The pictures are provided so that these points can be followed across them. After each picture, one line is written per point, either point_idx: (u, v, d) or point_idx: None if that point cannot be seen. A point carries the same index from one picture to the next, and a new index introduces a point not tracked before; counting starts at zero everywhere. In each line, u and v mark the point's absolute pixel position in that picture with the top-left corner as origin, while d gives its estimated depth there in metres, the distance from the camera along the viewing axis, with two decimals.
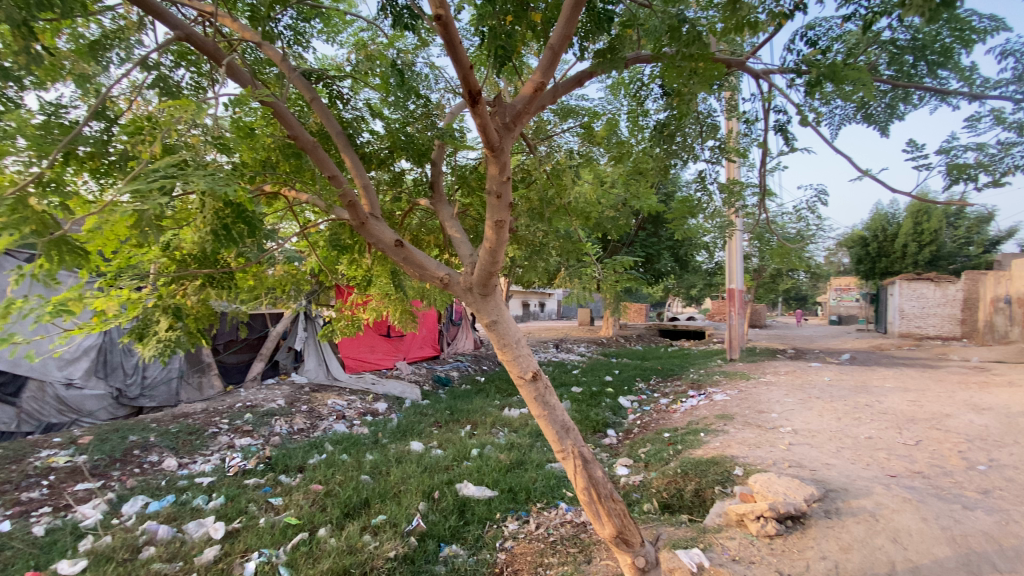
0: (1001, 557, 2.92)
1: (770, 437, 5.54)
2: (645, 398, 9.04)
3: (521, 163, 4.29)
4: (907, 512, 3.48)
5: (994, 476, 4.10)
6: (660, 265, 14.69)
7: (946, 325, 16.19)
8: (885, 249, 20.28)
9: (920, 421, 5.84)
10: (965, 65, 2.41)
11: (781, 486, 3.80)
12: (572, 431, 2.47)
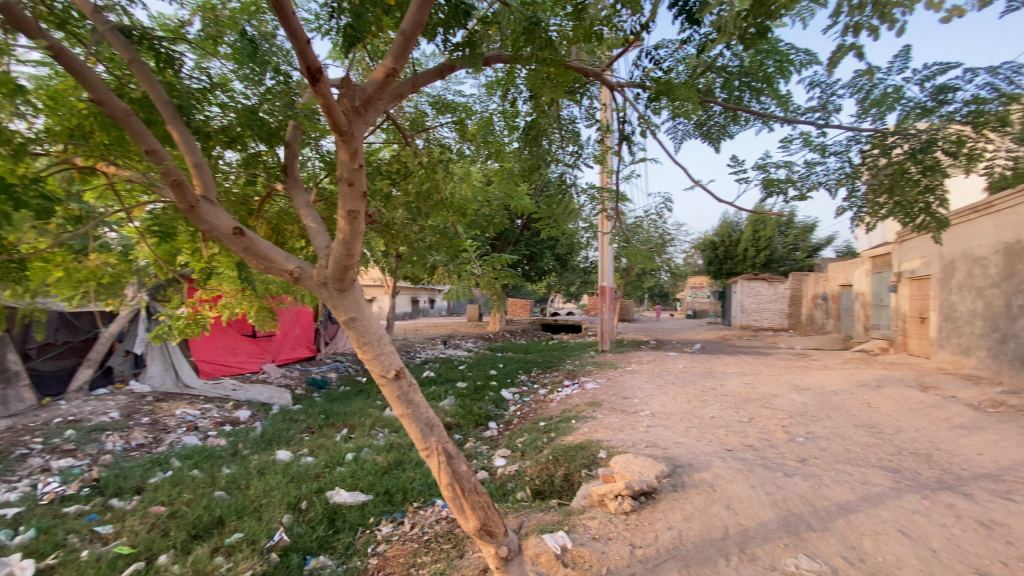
0: (810, 515, 3.45)
1: (632, 421, 6.06)
2: (526, 390, 9.36)
3: (395, 156, 4.17)
4: (739, 481, 4.00)
5: (809, 447, 4.89)
6: (544, 264, 15.31)
7: (776, 318, 19.09)
8: (730, 252, 23.34)
9: (753, 401, 6.80)
10: (782, 92, 2.78)
11: (637, 466, 4.21)
12: (437, 428, 2.39)
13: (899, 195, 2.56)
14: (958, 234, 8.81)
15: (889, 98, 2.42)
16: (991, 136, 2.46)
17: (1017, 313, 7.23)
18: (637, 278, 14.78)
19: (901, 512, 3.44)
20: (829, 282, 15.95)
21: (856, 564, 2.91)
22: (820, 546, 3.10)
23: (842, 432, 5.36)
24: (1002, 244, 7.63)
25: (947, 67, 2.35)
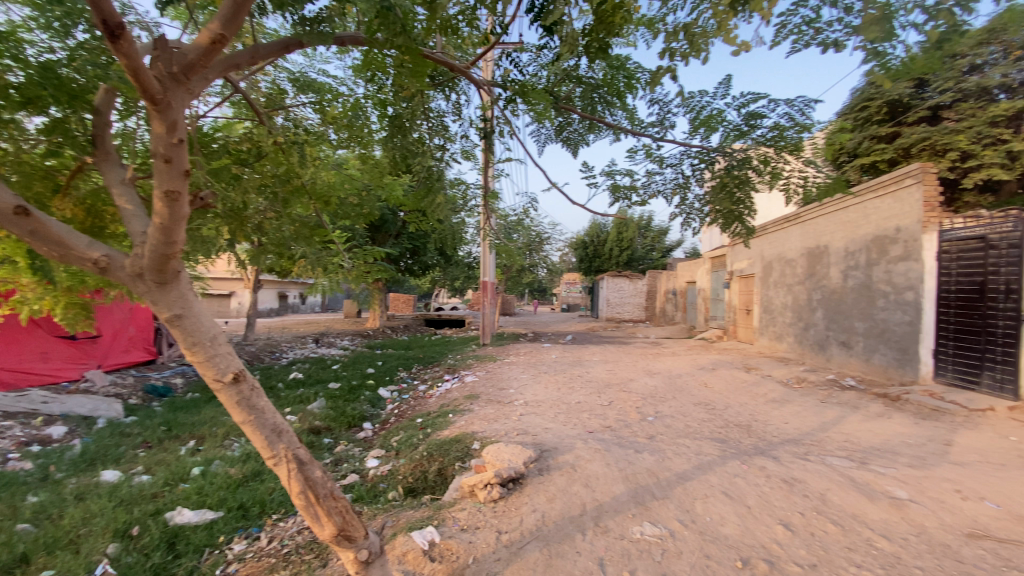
0: (655, 486, 3.87)
1: (506, 411, 6.25)
2: (405, 387, 9.15)
3: (247, 133, 3.78)
4: (596, 460, 4.34)
5: (657, 424, 5.48)
6: (425, 258, 15.11)
7: (637, 312, 21.09)
8: (599, 251, 25.27)
9: (614, 386, 7.43)
10: (630, 107, 3.04)
11: (506, 454, 4.35)
12: (285, 434, 2.22)
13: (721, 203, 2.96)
14: (776, 239, 10.47)
15: (713, 119, 2.78)
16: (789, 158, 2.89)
17: (815, 305, 8.84)
18: (516, 274, 15.27)
19: (727, 477, 4.00)
20: (678, 278, 18.05)
21: (689, 525, 3.32)
22: (662, 513, 3.48)
23: (684, 409, 6.10)
24: (806, 249, 9.24)
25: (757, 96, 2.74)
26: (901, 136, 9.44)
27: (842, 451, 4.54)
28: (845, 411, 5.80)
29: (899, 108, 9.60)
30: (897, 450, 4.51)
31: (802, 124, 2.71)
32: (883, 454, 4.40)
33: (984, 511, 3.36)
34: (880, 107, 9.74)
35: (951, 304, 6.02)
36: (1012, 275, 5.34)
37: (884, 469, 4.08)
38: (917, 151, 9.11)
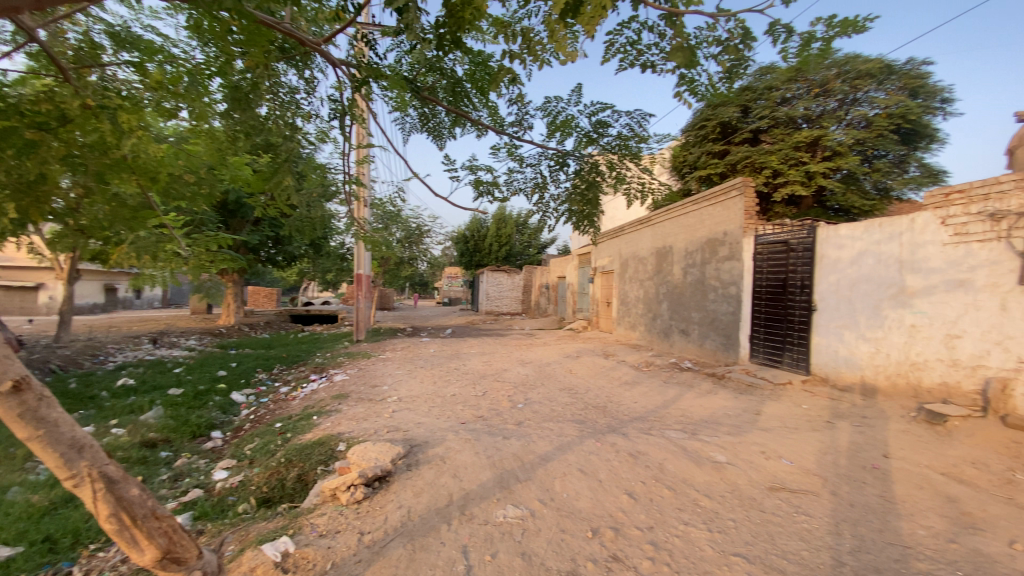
0: (519, 469, 4.05)
1: (377, 408, 6.05)
2: (263, 390, 8.36)
3: (44, 90, 3.12)
4: (465, 450, 4.42)
5: (526, 411, 5.75)
6: (291, 249, 13.93)
7: (513, 305, 21.80)
8: (478, 245, 25.65)
9: (488, 376, 7.62)
10: (492, 105, 3.12)
11: (374, 453, 4.20)
12: (88, 449, 1.87)
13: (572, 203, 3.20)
14: (632, 239, 11.57)
15: (567, 124, 2.97)
16: (632, 165, 3.21)
17: (662, 298, 9.96)
18: (393, 267, 14.80)
19: (583, 455, 4.33)
20: (552, 273, 19.04)
21: (548, 504, 3.54)
22: (524, 495, 3.66)
23: (551, 395, 6.48)
24: (656, 248, 10.35)
25: (604, 106, 3.01)
26: (730, 154, 11.06)
27: (678, 424, 5.19)
28: (682, 390, 6.65)
29: (728, 129, 11.23)
30: (720, 420, 5.29)
31: (640, 136, 3.04)
32: (710, 425, 5.13)
33: (780, 467, 4.09)
34: (715, 126, 11.31)
35: (762, 296, 7.14)
36: (804, 274, 6.39)
37: (710, 438, 4.76)
38: (741, 166, 10.73)
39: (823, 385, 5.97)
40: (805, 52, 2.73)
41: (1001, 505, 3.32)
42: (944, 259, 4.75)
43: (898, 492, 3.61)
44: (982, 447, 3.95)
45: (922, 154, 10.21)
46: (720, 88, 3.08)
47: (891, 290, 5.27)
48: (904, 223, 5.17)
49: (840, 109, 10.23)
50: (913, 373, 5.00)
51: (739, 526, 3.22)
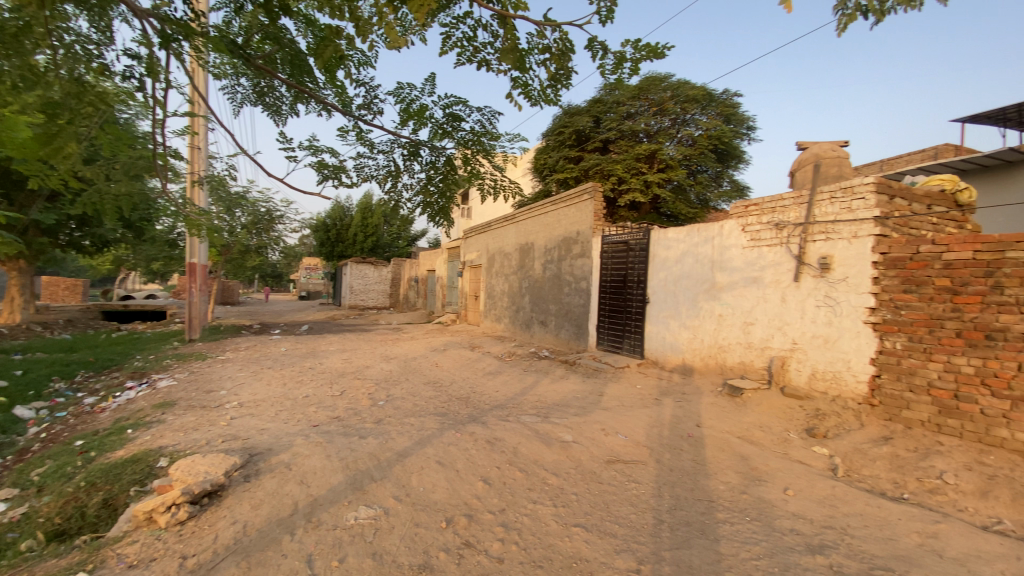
0: (374, 467, 3.88)
1: (213, 416, 5.35)
2: (60, 401, 6.87)
3: None
4: (316, 454, 4.12)
5: (386, 407, 5.58)
6: (101, 231, 11.64)
7: (380, 298, 21.01)
8: (341, 235, 24.21)
9: (347, 374, 7.24)
10: (340, 84, 2.99)
11: (202, 466, 3.65)
12: None
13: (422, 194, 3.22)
14: (498, 235, 11.89)
15: (418, 111, 2.98)
16: (484, 161, 3.29)
17: (523, 291, 10.43)
18: (238, 256, 13.25)
19: (442, 447, 4.28)
20: (421, 267, 18.75)
21: (403, 499, 3.44)
22: (379, 493, 3.52)
23: (414, 390, 6.39)
24: (519, 244, 10.78)
25: (457, 100, 3.06)
26: (583, 160, 12.10)
27: (533, 409, 5.49)
28: (539, 376, 7.06)
29: (583, 137, 12.34)
30: (569, 403, 5.72)
31: (492, 134, 3.13)
32: (561, 408, 5.52)
33: (617, 441, 4.56)
34: (571, 133, 12.42)
35: (607, 290, 7.88)
36: (640, 270, 7.20)
37: (560, 420, 5.11)
38: (593, 172, 11.81)
39: (655, 367, 6.79)
40: (618, 71, 3.08)
41: (778, 459, 4.10)
42: (743, 260, 5.69)
43: (707, 455, 4.26)
44: (768, 413, 4.84)
45: (733, 172, 12.15)
46: (551, 94, 3.32)
47: (704, 285, 6.18)
48: (716, 229, 6.09)
49: (672, 127, 11.70)
50: (720, 355, 5.94)
51: (581, 499, 3.51)
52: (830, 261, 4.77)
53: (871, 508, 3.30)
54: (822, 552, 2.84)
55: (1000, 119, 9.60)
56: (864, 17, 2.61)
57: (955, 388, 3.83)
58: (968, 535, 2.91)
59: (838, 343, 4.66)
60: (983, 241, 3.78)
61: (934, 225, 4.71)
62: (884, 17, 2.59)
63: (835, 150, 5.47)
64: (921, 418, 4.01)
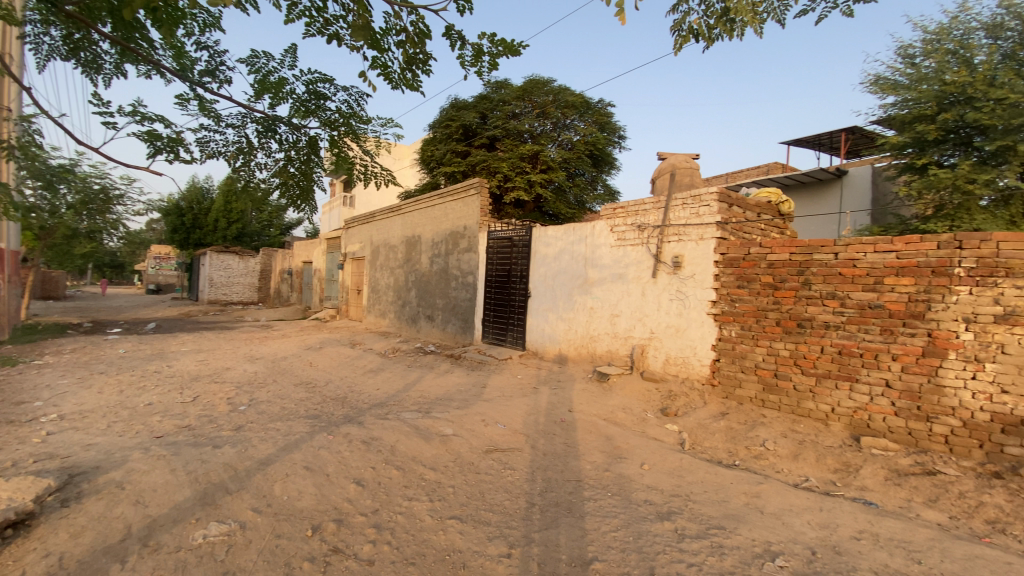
0: (230, 480, 3.51)
1: (20, 432, 4.42)
2: None
3: None
4: (157, 469, 3.61)
5: (249, 413, 5.09)
6: None
7: (247, 292, 19.06)
8: (199, 221, 21.52)
9: (202, 378, 6.47)
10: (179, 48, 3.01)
11: (2, 492, 2.94)
12: None
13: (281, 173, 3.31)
14: (383, 227, 11.46)
15: (271, 84, 3.10)
16: (351, 144, 3.25)
17: (409, 285, 10.20)
18: (62, 241, 11.15)
19: (311, 451, 3.98)
20: (296, 258, 17.39)
21: (263, 511, 3.16)
22: (234, 507, 3.19)
23: (282, 392, 5.92)
24: (405, 237, 10.53)
25: (318, 79, 3.17)
26: (470, 155, 12.32)
27: (414, 405, 5.38)
28: (423, 371, 6.98)
29: (469, 132, 12.52)
30: (452, 397, 5.72)
31: (358, 115, 3.14)
32: (442, 403, 5.50)
33: (496, 431, 4.68)
34: (458, 128, 12.54)
35: (492, 284, 8.02)
36: (523, 266, 7.44)
37: (441, 414, 5.07)
38: (479, 168, 12.00)
39: (535, 358, 7.08)
40: (477, 63, 3.21)
41: (638, 437, 4.52)
42: (612, 257, 6.15)
43: (578, 438, 4.55)
44: (631, 396, 5.31)
45: (607, 177, 13.04)
46: (412, 79, 3.30)
47: (578, 281, 6.58)
48: (588, 229, 6.50)
49: (554, 130, 12.22)
50: (590, 344, 6.37)
51: (457, 491, 3.54)
52: (681, 260, 5.35)
53: (710, 475, 3.78)
54: (669, 518, 3.19)
55: (816, 144, 11.48)
56: (697, 40, 3.09)
57: (775, 368, 4.54)
58: (782, 492, 3.46)
59: (687, 331, 5.25)
60: (797, 246, 4.51)
61: (762, 231, 5.50)
62: (711, 42, 3.08)
63: (688, 162, 6.15)
64: (750, 395, 4.70)
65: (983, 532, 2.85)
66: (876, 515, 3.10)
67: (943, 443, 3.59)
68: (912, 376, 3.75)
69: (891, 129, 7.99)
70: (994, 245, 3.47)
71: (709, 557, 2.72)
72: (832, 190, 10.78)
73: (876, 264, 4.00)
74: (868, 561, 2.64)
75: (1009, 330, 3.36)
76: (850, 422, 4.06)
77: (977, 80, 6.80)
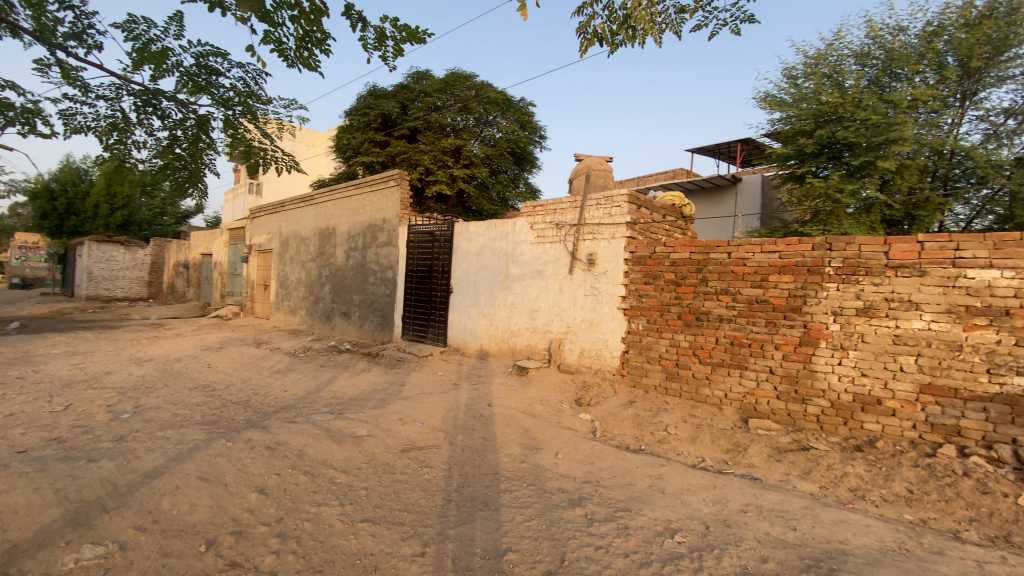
0: (108, 497, 3.14)
1: None
2: None
3: None
4: (18, 488, 3.13)
5: (134, 421, 4.59)
6: None
7: (134, 287, 17.10)
8: (75, 206, 18.97)
9: (76, 384, 5.72)
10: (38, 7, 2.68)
11: None
12: None
13: (166, 155, 3.04)
14: (294, 218, 10.80)
15: (151, 53, 2.84)
16: (248, 125, 3.10)
17: (323, 280, 9.72)
18: None
19: (207, 460, 3.67)
20: (195, 250, 15.93)
21: (148, 528, 2.87)
22: (112, 526, 2.86)
23: (175, 397, 5.40)
24: (318, 229, 10.00)
25: (208, 52, 2.96)
26: (390, 145, 12.02)
27: (326, 407, 5.14)
28: (337, 371, 6.69)
29: (389, 121, 12.23)
30: (367, 397, 5.55)
31: (256, 93, 3.01)
32: (356, 403, 5.31)
33: (413, 429, 4.60)
34: (377, 116, 12.22)
35: (413, 280, 7.86)
36: (445, 261, 7.36)
37: (355, 414, 4.89)
38: (400, 159, 11.74)
39: (456, 354, 7.05)
40: (380, 48, 3.14)
41: (553, 427, 4.66)
42: (531, 254, 6.27)
43: (496, 431, 4.60)
44: (548, 388, 5.46)
45: (528, 176, 13.23)
46: (308, 58, 3.16)
47: (499, 277, 6.63)
48: (509, 226, 6.58)
49: (477, 126, 12.19)
50: (511, 339, 6.46)
51: (370, 493, 3.44)
52: (595, 257, 5.58)
53: (619, 461, 3.99)
54: (580, 504, 3.33)
55: (717, 152, 12.48)
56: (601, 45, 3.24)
57: (677, 358, 4.88)
58: (682, 473, 3.73)
59: (599, 325, 5.49)
60: (696, 246, 4.87)
61: (667, 232, 5.88)
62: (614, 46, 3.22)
63: (603, 164, 6.41)
64: (655, 383, 5.02)
65: (847, 499, 3.27)
66: (761, 489, 3.44)
67: (816, 421, 4.07)
68: (791, 363, 4.20)
69: (777, 142, 8.88)
70: (856, 248, 3.98)
71: (615, 538, 2.87)
72: (728, 195, 11.78)
73: (763, 263, 4.42)
74: (753, 531, 2.93)
75: (868, 321, 3.87)
76: (740, 406, 4.47)
77: (845, 102, 7.73)
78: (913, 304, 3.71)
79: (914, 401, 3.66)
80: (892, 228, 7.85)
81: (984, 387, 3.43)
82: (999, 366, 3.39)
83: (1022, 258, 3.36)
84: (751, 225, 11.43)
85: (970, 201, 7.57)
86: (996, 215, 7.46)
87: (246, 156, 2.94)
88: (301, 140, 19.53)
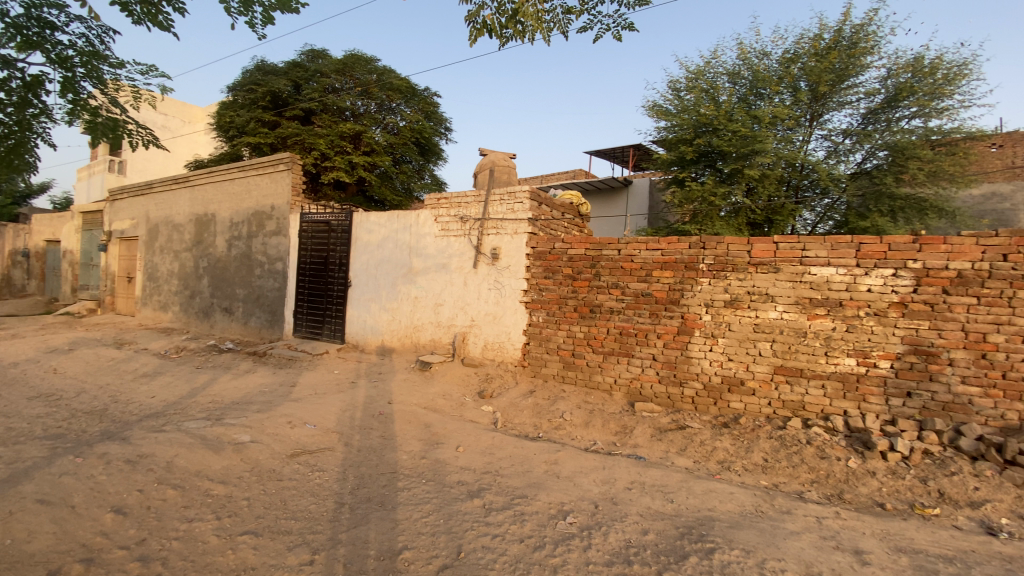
0: None
1: None
2: None
3: None
4: None
5: None
6: None
7: None
8: None
9: None
10: None
11: None
12: None
13: None
14: (165, 201, 9.61)
15: None
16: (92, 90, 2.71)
17: (201, 273, 8.80)
18: None
19: (50, 479, 3.16)
20: (36, 235, 13.59)
21: None
22: None
23: (9, 409, 4.58)
24: (196, 215, 9.01)
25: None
26: (280, 126, 11.17)
27: (203, 412, 4.68)
28: (217, 373, 6.11)
29: (279, 100, 11.36)
30: (252, 399, 5.14)
31: (100, 53, 2.63)
32: (239, 407, 4.89)
33: (304, 432, 4.36)
34: (266, 94, 11.39)
35: (306, 273, 7.39)
36: (342, 253, 7.02)
37: (236, 420, 4.50)
38: (292, 142, 10.97)
39: (354, 351, 6.77)
40: (247, 14, 2.88)
41: (454, 421, 4.67)
42: (435, 248, 6.20)
43: (395, 429, 4.50)
44: (450, 382, 5.45)
45: (433, 168, 13.00)
46: (158, 17, 2.81)
47: (401, 271, 6.47)
48: (412, 218, 6.43)
49: (378, 112, 11.70)
50: (413, 334, 6.34)
51: (252, 504, 3.19)
52: (498, 252, 5.64)
53: (517, 450, 4.10)
54: (478, 495, 3.38)
55: (612, 155, 13.22)
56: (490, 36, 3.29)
57: (573, 348, 5.12)
58: (576, 457, 3.93)
59: (502, 318, 5.59)
60: (591, 242, 5.12)
61: (565, 228, 6.13)
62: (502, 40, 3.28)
63: (506, 160, 6.50)
64: (553, 372, 5.23)
65: (716, 471, 3.67)
66: (644, 467, 3.74)
67: (691, 402, 4.50)
68: (671, 350, 4.60)
69: (663, 148, 9.63)
70: (725, 246, 4.44)
71: (511, 525, 2.96)
72: (620, 195, 12.56)
73: (648, 259, 4.77)
74: (636, 506, 3.17)
75: (734, 312, 4.35)
76: (627, 391, 4.81)
77: (719, 115, 8.57)
78: (769, 297, 4.23)
79: (770, 381, 4.20)
80: (755, 230, 8.84)
81: (822, 366, 4.02)
82: (834, 349, 3.99)
83: (851, 257, 3.97)
84: (640, 224, 12.30)
85: (815, 208, 8.79)
86: (834, 221, 8.71)
87: (93, 128, 2.59)
88: (173, 115, 17.41)
